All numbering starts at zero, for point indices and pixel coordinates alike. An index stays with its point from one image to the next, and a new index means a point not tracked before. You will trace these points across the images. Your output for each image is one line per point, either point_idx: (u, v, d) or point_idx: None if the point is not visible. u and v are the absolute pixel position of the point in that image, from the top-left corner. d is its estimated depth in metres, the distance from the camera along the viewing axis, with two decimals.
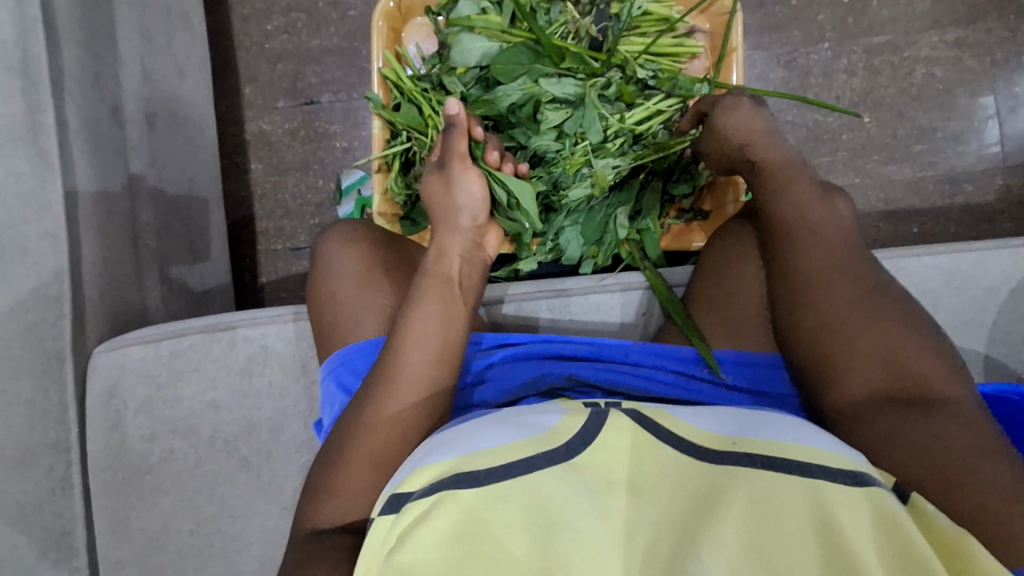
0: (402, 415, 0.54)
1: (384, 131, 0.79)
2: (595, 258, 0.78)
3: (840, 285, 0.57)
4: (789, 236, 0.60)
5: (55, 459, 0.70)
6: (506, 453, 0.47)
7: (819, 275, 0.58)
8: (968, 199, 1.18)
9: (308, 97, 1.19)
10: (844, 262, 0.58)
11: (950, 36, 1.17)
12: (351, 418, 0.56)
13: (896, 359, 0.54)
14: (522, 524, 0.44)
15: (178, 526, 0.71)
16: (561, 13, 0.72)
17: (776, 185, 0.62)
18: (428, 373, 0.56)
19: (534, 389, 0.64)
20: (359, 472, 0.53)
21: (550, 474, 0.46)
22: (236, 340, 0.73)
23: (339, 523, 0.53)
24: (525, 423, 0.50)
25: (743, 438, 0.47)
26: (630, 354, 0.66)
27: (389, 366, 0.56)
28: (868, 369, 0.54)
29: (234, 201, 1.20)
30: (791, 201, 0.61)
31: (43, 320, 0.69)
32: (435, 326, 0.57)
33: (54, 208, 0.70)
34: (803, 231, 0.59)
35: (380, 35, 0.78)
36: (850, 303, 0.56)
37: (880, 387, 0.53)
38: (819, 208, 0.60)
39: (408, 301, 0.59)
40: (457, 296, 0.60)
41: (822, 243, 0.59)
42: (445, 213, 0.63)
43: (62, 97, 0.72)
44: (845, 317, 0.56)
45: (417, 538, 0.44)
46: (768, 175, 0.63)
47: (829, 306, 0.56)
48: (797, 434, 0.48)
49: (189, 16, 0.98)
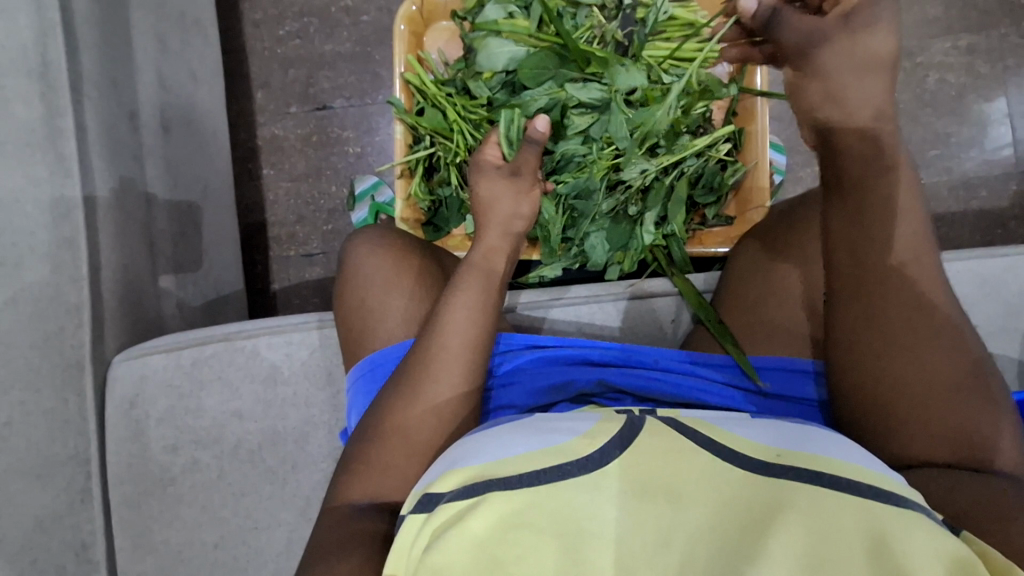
0: (438, 398, 0.54)
1: (406, 136, 0.79)
2: (621, 264, 0.78)
3: (923, 349, 0.54)
4: (875, 286, 0.55)
5: (74, 471, 0.68)
6: (540, 460, 0.46)
7: (901, 338, 0.54)
8: (983, 204, 1.18)
9: (321, 102, 1.18)
10: (929, 321, 0.54)
11: (962, 42, 1.17)
12: (387, 398, 0.55)
13: (964, 428, 0.52)
14: (553, 533, 0.41)
15: (201, 538, 0.70)
16: (587, 17, 0.72)
17: (874, 205, 0.55)
18: (465, 361, 0.55)
19: (563, 394, 0.63)
20: (393, 449, 0.53)
21: (585, 482, 0.44)
22: (259, 348, 0.72)
23: (371, 498, 0.52)
24: (558, 431, 0.49)
25: (786, 450, 0.47)
26: (660, 359, 0.65)
27: (427, 349, 0.55)
28: (932, 434, 0.53)
29: (246, 207, 1.19)
30: (882, 245, 0.55)
31: (63, 328, 0.68)
32: (476, 316, 0.56)
33: (74, 215, 0.69)
34: (890, 283, 0.55)
35: (403, 40, 0.78)
36: (926, 368, 0.53)
37: (938, 451, 0.53)
38: (914, 258, 0.55)
39: (448, 291, 0.58)
40: (497, 290, 0.59)
41: (910, 300, 0.55)
42: (501, 215, 0.63)
43: (80, 101, 0.71)
44: (919, 382, 0.53)
45: (446, 542, 0.42)
46: (867, 207, 0.56)
47: (906, 354, 0.54)
48: (842, 450, 0.47)
49: (203, 21, 0.97)
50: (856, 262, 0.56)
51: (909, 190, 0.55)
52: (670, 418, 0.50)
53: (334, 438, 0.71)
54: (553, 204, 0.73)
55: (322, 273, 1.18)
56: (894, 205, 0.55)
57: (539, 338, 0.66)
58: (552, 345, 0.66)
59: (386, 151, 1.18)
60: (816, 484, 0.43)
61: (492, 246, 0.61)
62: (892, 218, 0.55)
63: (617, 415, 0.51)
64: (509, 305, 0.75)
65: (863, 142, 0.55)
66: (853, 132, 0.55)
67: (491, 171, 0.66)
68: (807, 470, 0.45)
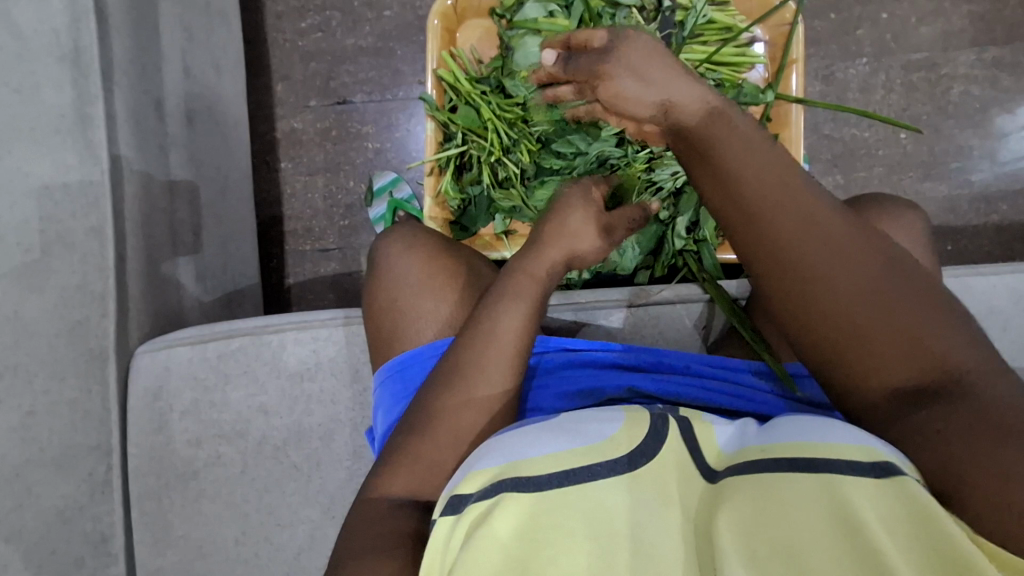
0: (483, 399, 0.54)
1: (436, 134, 0.78)
2: (652, 268, 0.79)
3: (823, 280, 0.44)
4: (766, 225, 0.45)
5: (96, 462, 0.68)
6: (564, 460, 0.44)
7: (806, 265, 0.44)
8: (1003, 218, 1.17)
9: (341, 96, 1.17)
10: (819, 229, 0.44)
11: (987, 55, 1.17)
12: (428, 397, 0.55)
13: (918, 346, 0.43)
14: (587, 535, 0.41)
15: (222, 534, 0.69)
16: (626, 18, 0.70)
17: (715, 138, 0.46)
18: (513, 367, 0.55)
19: (592, 399, 0.61)
20: (439, 447, 0.52)
21: (612, 485, 0.44)
22: (285, 344, 0.72)
23: (410, 494, 0.51)
24: (584, 432, 0.47)
25: (777, 442, 0.43)
26: (691, 364, 0.65)
27: (478, 351, 0.55)
28: (894, 367, 0.43)
29: (264, 200, 1.18)
30: (744, 168, 0.45)
31: (88, 318, 0.67)
32: (524, 324, 0.56)
33: (101, 203, 0.68)
34: (780, 215, 0.45)
35: (435, 35, 0.77)
36: (853, 285, 0.44)
37: (907, 376, 0.43)
38: (780, 173, 0.45)
39: (497, 296, 0.57)
40: (542, 301, 0.58)
41: (802, 221, 0.44)
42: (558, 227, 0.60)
43: (111, 88, 0.70)
44: (853, 312, 0.44)
45: (476, 544, 0.41)
46: (714, 147, 0.46)
47: (829, 296, 0.44)
48: (842, 433, 0.43)
49: (228, 12, 0.96)
50: (722, 205, 0.46)
51: (737, 120, 0.46)
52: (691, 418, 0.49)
53: (359, 437, 0.70)
54: None
55: (338, 269, 1.17)
56: (712, 115, 0.46)
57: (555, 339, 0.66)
58: (581, 348, 0.66)
59: (406, 148, 1.17)
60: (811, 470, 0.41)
61: (555, 262, 0.59)
62: (752, 147, 0.46)
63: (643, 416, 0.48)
64: None
65: (689, 108, 0.47)
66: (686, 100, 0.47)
67: (593, 207, 0.61)
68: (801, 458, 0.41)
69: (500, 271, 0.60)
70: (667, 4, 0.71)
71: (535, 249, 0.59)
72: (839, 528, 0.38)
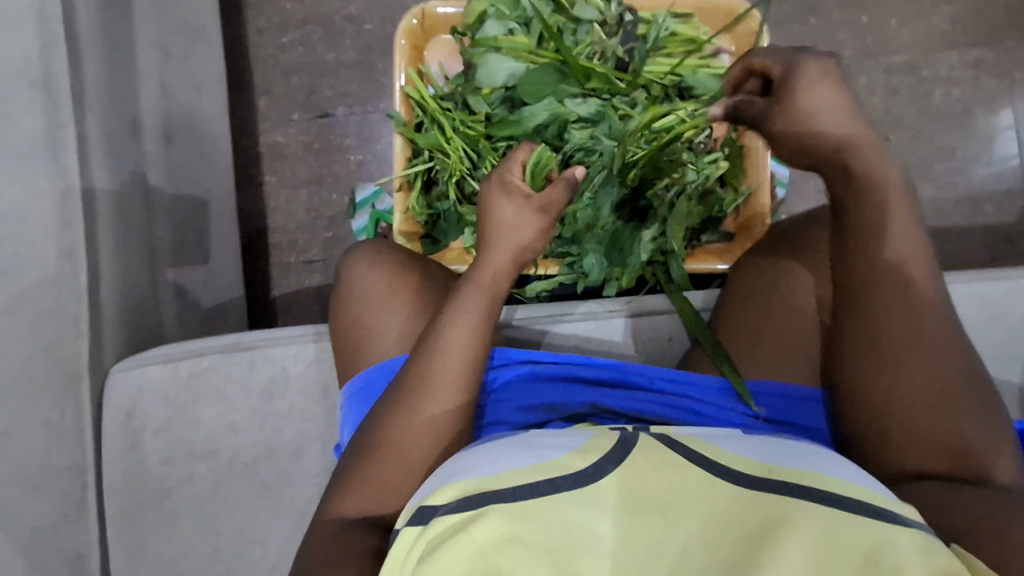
0: (433, 415, 0.54)
1: (405, 149, 0.79)
2: (620, 280, 0.76)
3: (891, 352, 0.55)
4: (861, 294, 0.56)
5: (70, 481, 0.69)
6: (533, 475, 0.46)
7: (897, 343, 0.54)
8: (988, 220, 1.17)
9: (323, 110, 1.18)
10: (923, 320, 0.55)
11: (969, 57, 1.16)
12: (382, 416, 0.55)
13: (960, 437, 0.52)
14: (547, 546, 0.42)
15: (196, 551, 0.70)
16: (588, 33, 0.71)
17: (890, 219, 0.55)
18: (463, 379, 0.56)
19: (556, 413, 0.62)
20: (390, 464, 0.53)
21: (576, 496, 0.45)
22: (257, 360, 0.73)
23: (364, 513, 0.52)
24: (551, 446, 0.50)
25: (781, 466, 0.47)
26: (656, 379, 0.65)
27: (426, 364, 0.55)
28: (919, 440, 0.53)
29: (248, 214, 1.19)
30: (861, 252, 0.56)
31: (61, 339, 0.68)
32: (474, 338, 0.56)
33: (74, 225, 0.69)
34: (879, 295, 0.55)
35: (402, 53, 0.78)
36: (913, 370, 0.54)
37: (932, 443, 0.52)
38: (898, 267, 0.55)
39: (446, 307, 0.57)
40: (492, 311, 0.58)
41: (904, 302, 0.55)
42: (506, 233, 0.60)
43: (82, 112, 0.71)
44: (918, 387, 0.53)
45: (441, 556, 0.42)
46: (875, 229, 0.56)
47: (891, 374, 0.54)
48: (828, 466, 0.48)
49: (207, 30, 0.97)
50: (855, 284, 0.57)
51: (894, 228, 0.55)
52: (663, 435, 0.50)
53: (329, 453, 0.71)
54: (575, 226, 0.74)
55: (321, 281, 1.18)
56: (882, 204, 0.55)
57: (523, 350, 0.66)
58: (547, 361, 0.66)
59: (387, 160, 1.18)
60: (806, 498, 0.44)
61: (501, 267, 0.59)
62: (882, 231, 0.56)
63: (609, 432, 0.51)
64: (511, 320, 0.75)
65: (859, 171, 0.55)
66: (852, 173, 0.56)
67: (517, 197, 0.61)
68: (795, 485, 0.46)
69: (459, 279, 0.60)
70: (630, 18, 0.73)
71: (481, 257, 0.60)
72: (838, 554, 0.41)
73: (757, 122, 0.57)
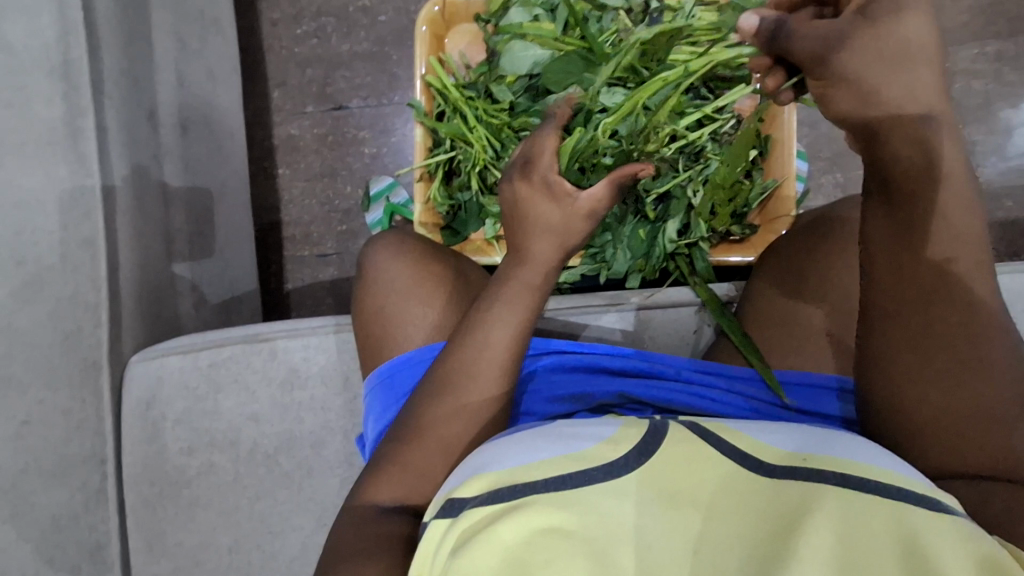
0: (470, 407, 0.54)
1: (426, 139, 0.79)
2: (642, 271, 0.77)
3: (937, 357, 0.50)
4: (897, 304, 0.50)
5: (90, 471, 0.68)
6: (566, 465, 0.46)
7: (937, 349, 0.50)
8: (1009, 215, 1.14)
9: (337, 102, 1.18)
10: (965, 323, 0.49)
11: (990, 48, 1.12)
12: (413, 406, 0.55)
13: (1003, 442, 0.49)
14: (583, 537, 0.42)
15: (216, 542, 0.70)
16: (613, 21, 0.70)
17: (948, 212, 0.47)
18: (504, 373, 0.55)
19: (583, 404, 0.62)
20: (428, 454, 0.53)
21: (610, 489, 0.44)
22: (277, 351, 0.72)
23: (398, 500, 0.52)
24: (582, 435, 0.49)
25: (813, 454, 0.46)
26: (682, 370, 0.64)
27: (466, 358, 0.54)
28: (962, 445, 0.50)
29: (262, 207, 1.18)
30: (893, 251, 0.49)
31: (81, 328, 0.68)
32: (516, 331, 0.55)
33: (93, 214, 0.68)
34: (925, 301, 0.49)
35: (423, 42, 0.77)
36: (954, 375, 0.49)
37: (968, 447, 0.50)
38: (948, 268, 0.48)
39: (486, 301, 0.56)
40: (535, 306, 0.56)
41: (948, 308, 0.49)
42: (543, 228, 0.55)
43: (102, 100, 0.70)
44: (956, 393, 0.49)
45: (474, 548, 0.41)
46: (926, 229, 0.48)
47: (928, 381, 0.50)
48: (869, 454, 0.46)
49: (222, 20, 0.97)
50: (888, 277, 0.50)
51: (949, 227, 0.48)
52: (693, 423, 0.50)
53: (350, 444, 0.71)
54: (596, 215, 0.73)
55: (336, 274, 1.18)
56: (939, 195, 0.47)
57: (544, 342, 0.66)
58: (571, 351, 0.66)
59: (401, 153, 1.17)
60: (842, 487, 0.43)
61: (547, 263, 0.56)
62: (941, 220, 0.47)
63: (640, 419, 0.50)
64: None
65: (922, 152, 0.46)
66: (905, 135, 0.45)
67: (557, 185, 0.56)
68: (832, 474, 0.44)
69: (497, 273, 0.57)
70: (656, 5, 0.71)
71: (523, 250, 0.56)
72: (874, 544, 0.40)
73: (826, 48, 0.44)
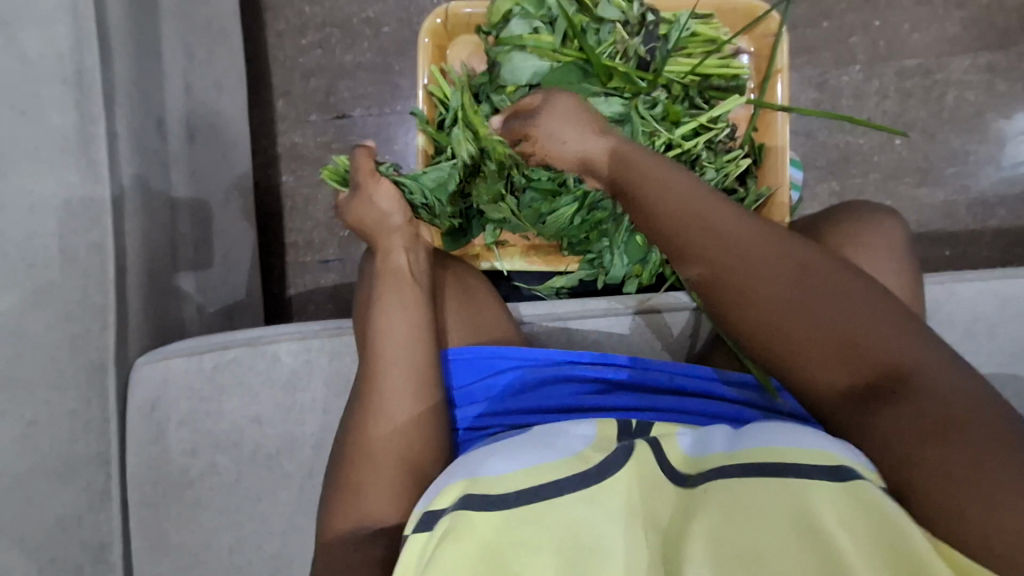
0: (402, 416, 0.59)
1: (427, 146, 0.81)
2: (639, 276, 0.80)
3: (796, 307, 0.51)
4: (725, 261, 0.53)
5: (95, 471, 0.70)
6: (532, 476, 0.49)
7: (791, 296, 0.51)
8: (1001, 223, 1.16)
9: (340, 111, 1.20)
10: (804, 269, 0.52)
11: (981, 61, 1.14)
12: (359, 426, 0.60)
13: (900, 374, 0.49)
14: (554, 549, 0.45)
15: (217, 542, 0.71)
16: (611, 33, 0.70)
17: (664, 184, 0.54)
18: (405, 367, 0.61)
19: (575, 411, 0.65)
20: (365, 466, 0.58)
21: (580, 498, 0.48)
22: (279, 354, 0.73)
23: (367, 513, 0.57)
24: (551, 446, 0.51)
25: (769, 448, 0.48)
26: (670, 377, 0.67)
27: (373, 365, 0.61)
28: (878, 403, 0.49)
29: (265, 213, 1.20)
30: (704, 210, 0.53)
31: (88, 331, 0.69)
32: (403, 318, 0.63)
33: (102, 219, 0.69)
34: (716, 241, 0.53)
35: (426, 52, 0.81)
36: (823, 320, 0.50)
37: (860, 384, 0.50)
38: (700, 210, 0.53)
39: (375, 307, 0.64)
40: (411, 284, 0.66)
41: (762, 251, 0.52)
42: (378, 223, 0.68)
43: (113, 108, 0.72)
44: (824, 332, 0.50)
45: (448, 557, 0.44)
46: (714, 219, 0.53)
47: (803, 326, 0.51)
48: (814, 441, 0.48)
49: (229, 31, 0.99)
50: (685, 233, 0.53)
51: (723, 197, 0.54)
52: None
53: None
54: (595, 218, 0.75)
55: (336, 280, 1.19)
56: (678, 177, 0.54)
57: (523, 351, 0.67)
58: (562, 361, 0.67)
59: (404, 160, 1.19)
60: (800, 486, 0.46)
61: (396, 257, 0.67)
62: (673, 180, 0.54)
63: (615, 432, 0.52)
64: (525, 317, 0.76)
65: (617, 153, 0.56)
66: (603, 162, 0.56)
67: (370, 198, 0.68)
68: (792, 472, 0.46)
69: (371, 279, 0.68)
70: (652, 18, 0.72)
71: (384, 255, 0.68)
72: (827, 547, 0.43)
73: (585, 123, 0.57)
